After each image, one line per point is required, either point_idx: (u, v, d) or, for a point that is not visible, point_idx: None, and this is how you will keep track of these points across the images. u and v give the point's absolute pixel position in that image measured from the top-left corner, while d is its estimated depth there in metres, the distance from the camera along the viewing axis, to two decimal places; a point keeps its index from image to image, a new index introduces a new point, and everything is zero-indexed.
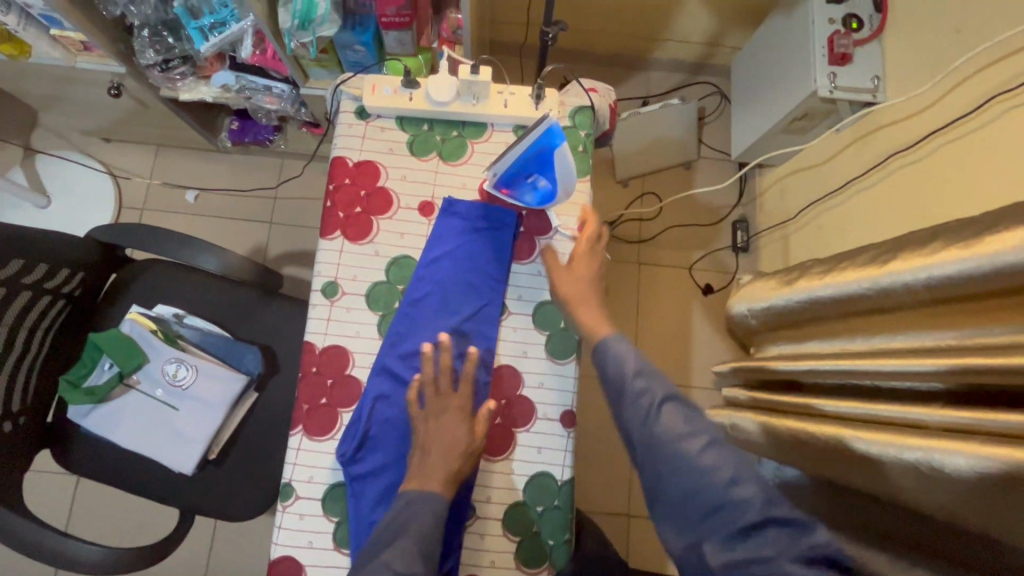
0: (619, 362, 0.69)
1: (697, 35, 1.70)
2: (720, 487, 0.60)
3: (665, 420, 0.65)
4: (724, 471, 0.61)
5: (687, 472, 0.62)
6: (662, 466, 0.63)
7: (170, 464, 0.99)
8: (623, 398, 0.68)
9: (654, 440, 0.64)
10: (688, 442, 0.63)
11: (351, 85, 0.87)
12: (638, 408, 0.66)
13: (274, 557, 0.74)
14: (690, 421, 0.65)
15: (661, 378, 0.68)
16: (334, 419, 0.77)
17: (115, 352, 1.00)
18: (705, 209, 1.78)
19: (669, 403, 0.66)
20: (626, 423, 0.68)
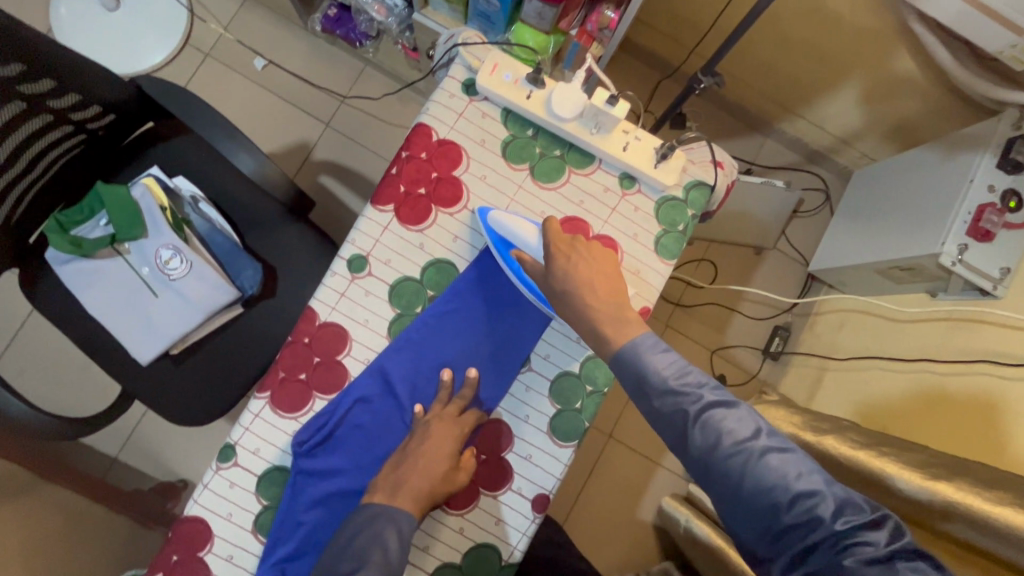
0: (646, 361, 0.60)
1: (835, 126, 1.54)
2: (785, 498, 0.53)
3: (713, 428, 0.56)
4: (792, 480, 0.53)
5: (745, 481, 0.54)
6: (718, 477, 0.56)
7: (128, 347, 0.93)
8: (657, 407, 0.59)
9: (702, 453, 0.56)
10: (745, 450, 0.55)
11: (470, 51, 0.76)
12: (677, 416, 0.58)
13: (187, 513, 0.68)
14: (746, 420, 0.56)
15: (701, 382, 0.58)
16: (305, 400, 0.70)
17: (115, 214, 0.91)
18: (755, 301, 1.67)
19: (714, 408, 0.57)
20: (666, 435, 0.59)
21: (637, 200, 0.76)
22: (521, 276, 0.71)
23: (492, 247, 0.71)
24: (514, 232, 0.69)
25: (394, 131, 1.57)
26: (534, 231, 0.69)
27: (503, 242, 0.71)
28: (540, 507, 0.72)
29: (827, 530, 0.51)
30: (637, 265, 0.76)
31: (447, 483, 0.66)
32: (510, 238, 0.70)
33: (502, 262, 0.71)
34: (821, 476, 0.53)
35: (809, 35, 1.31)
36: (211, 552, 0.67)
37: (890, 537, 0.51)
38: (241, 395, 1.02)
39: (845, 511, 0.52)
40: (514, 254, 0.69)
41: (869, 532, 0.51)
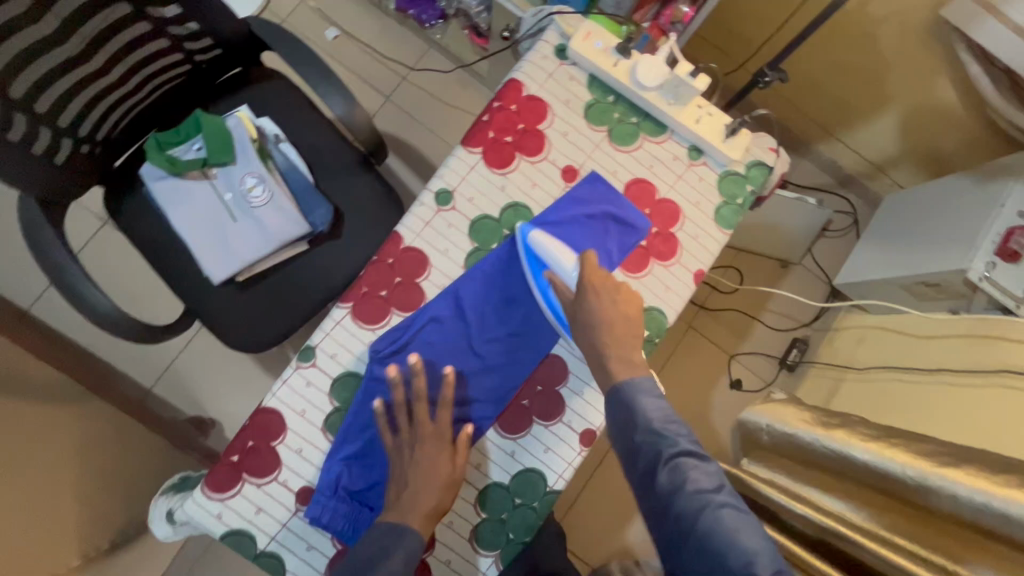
0: (636, 402, 0.66)
1: (871, 152, 1.60)
2: (730, 552, 0.56)
3: (680, 473, 0.61)
4: (742, 538, 0.57)
5: (696, 527, 0.58)
6: (673, 517, 0.60)
7: (203, 265, 1.00)
8: (636, 443, 0.64)
9: (664, 492, 0.62)
10: (704, 498, 0.60)
11: (565, 21, 0.83)
12: (651, 453, 0.63)
13: (263, 405, 0.73)
14: (713, 478, 0.61)
15: (681, 431, 0.64)
16: (383, 315, 0.75)
17: (210, 139, 0.98)
18: (776, 313, 1.73)
19: (685, 456, 0.62)
20: (637, 468, 0.65)
21: (702, 171, 0.83)
22: (546, 296, 0.75)
23: (524, 261, 0.76)
24: (552, 256, 0.74)
25: (451, 112, 1.65)
26: (571, 259, 0.74)
27: (537, 262, 0.76)
28: (589, 441, 0.77)
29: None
30: (697, 231, 0.82)
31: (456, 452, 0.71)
32: (546, 259, 0.75)
33: (532, 279, 0.76)
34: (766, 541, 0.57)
35: (858, 57, 1.39)
36: (283, 444, 0.72)
37: None
38: (295, 327, 1.08)
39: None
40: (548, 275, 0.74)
41: None
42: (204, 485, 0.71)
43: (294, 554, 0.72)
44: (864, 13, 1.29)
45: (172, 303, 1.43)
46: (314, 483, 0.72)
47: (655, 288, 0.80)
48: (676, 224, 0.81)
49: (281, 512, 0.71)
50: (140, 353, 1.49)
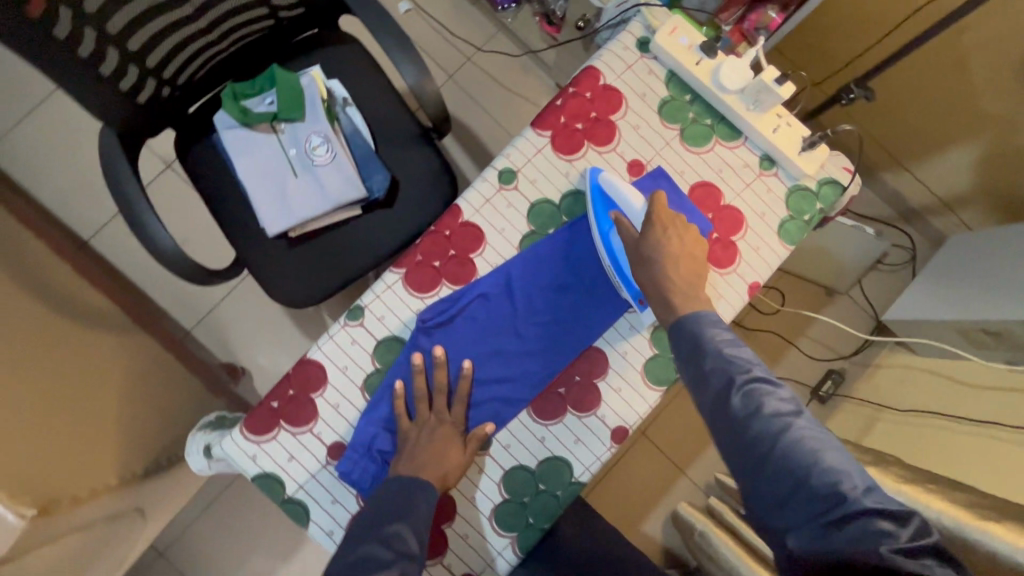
0: (704, 333, 0.65)
1: (941, 187, 1.53)
2: (812, 468, 0.57)
3: (755, 397, 0.61)
4: (824, 456, 0.57)
5: (778, 448, 0.59)
6: (748, 441, 0.60)
7: (261, 216, 1.02)
8: (706, 370, 0.64)
9: (738, 417, 0.61)
10: (783, 420, 0.60)
11: (651, 13, 0.81)
12: (722, 379, 0.63)
13: (308, 357, 0.75)
14: (787, 399, 0.61)
15: (750, 358, 0.64)
16: (433, 285, 0.76)
17: (283, 95, 1.00)
18: (815, 341, 1.68)
19: (758, 382, 0.62)
20: (705, 397, 0.64)
21: (772, 182, 0.81)
22: (608, 241, 0.75)
23: (591, 202, 0.75)
24: (621, 195, 0.74)
25: (510, 98, 1.64)
26: (638, 198, 0.74)
27: (605, 202, 0.75)
28: (620, 438, 0.76)
29: (850, 506, 0.55)
30: (758, 242, 0.80)
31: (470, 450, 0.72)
32: (615, 199, 0.74)
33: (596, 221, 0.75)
34: (849, 460, 0.57)
35: (944, 86, 1.33)
36: (322, 397, 0.74)
37: (913, 533, 0.53)
38: (338, 288, 1.10)
39: (873, 495, 0.55)
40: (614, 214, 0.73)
41: (889, 517, 0.54)
42: (243, 426, 0.73)
43: (319, 505, 0.73)
44: (958, 40, 1.23)
45: (220, 251, 1.47)
46: (346, 440, 0.74)
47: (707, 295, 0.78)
48: (738, 233, 0.80)
49: (312, 463, 0.73)
50: (185, 295, 1.55)
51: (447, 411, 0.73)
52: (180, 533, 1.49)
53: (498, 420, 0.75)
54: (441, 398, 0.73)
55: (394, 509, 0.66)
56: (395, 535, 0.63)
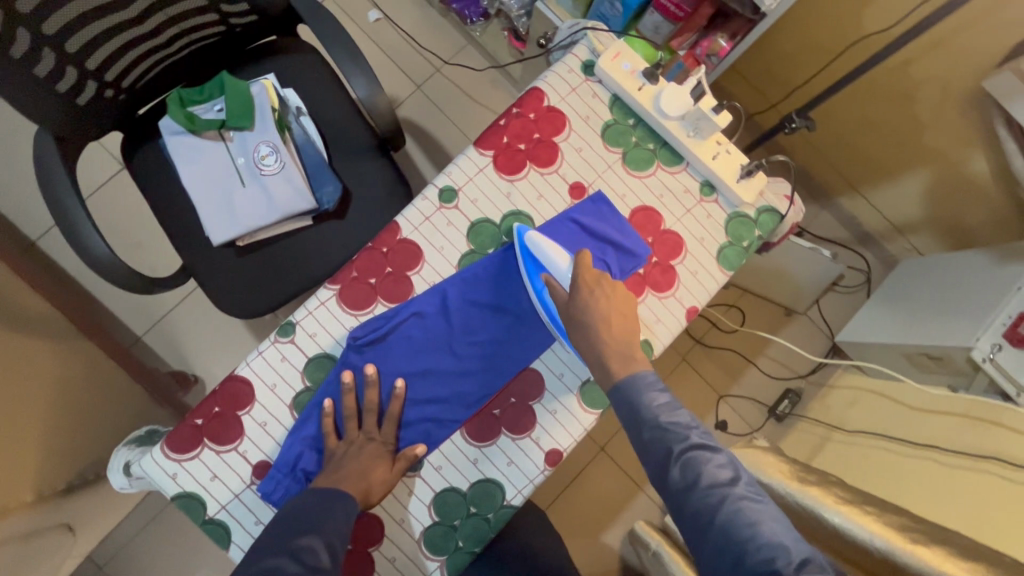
0: (642, 399, 0.64)
1: (894, 213, 1.57)
2: (751, 544, 0.54)
3: (692, 468, 0.59)
4: (764, 530, 0.55)
5: (715, 522, 0.56)
6: (688, 514, 0.58)
7: (205, 224, 1.00)
8: (646, 440, 0.62)
9: (677, 490, 0.59)
10: (720, 491, 0.58)
11: (597, 37, 0.82)
12: (660, 449, 0.61)
13: (236, 373, 0.73)
14: (726, 468, 0.59)
15: (689, 423, 0.62)
16: (368, 302, 0.75)
17: (232, 102, 0.98)
18: (773, 360, 1.70)
19: (696, 449, 0.60)
20: (648, 467, 0.62)
21: (712, 208, 0.82)
22: (542, 299, 0.74)
23: (522, 263, 0.74)
24: (547, 256, 0.72)
25: (477, 111, 1.64)
26: (565, 258, 0.72)
27: (535, 263, 0.74)
28: (553, 461, 0.76)
29: None
30: (697, 266, 0.81)
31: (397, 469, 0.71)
32: (544, 264, 0.73)
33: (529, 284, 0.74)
34: (789, 532, 0.55)
35: (894, 116, 1.36)
36: (248, 415, 0.72)
37: None
38: (286, 299, 1.08)
39: (813, 571, 0.52)
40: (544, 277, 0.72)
41: None
42: (164, 444, 0.71)
43: (241, 526, 0.71)
44: (908, 72, 1.27)
45: (172, 258, 1.44)
46: (272, 459, 0.72)
47: (645, 318, 0.79)
48: (677, 257, 0.80)
49: (235, 482, 0.71)
50: (136, 301, 1.51)
51: (376, 431, 0.72)
52: (122, 544, 1.43)
53: (430, 440, 0.74)
54: (371, 418, 0.72)
55: (309, 522, 0.63)
56: (305, 548, 0.60)
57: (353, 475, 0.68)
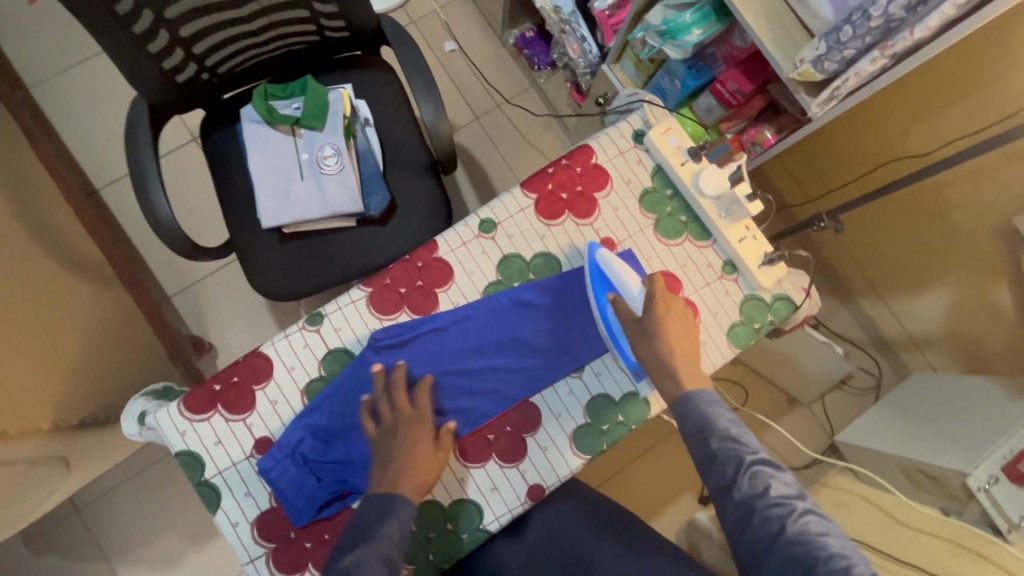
0: (713, 414, 0.70)
1: (912, 325, 1.58)
2: (816, 554, 0.58)
3: (760, 480, 0.64)
4: (830, 541, 0.59)
5: (782, 534, 0.60)
6: (754, 528, 0.62)
7: (260, 207, 1.07)
8: (714, 451, 0.67)
9: (744, 500, 0.64)
10: (786, 504, 0.62)
11: (652, 111, 0.89)
12: (731, 460, 0.66)
13: (260, 349, 0.78)
14: (794, 487, 0.64)
15: (754, 442, 0.68)
16: (394, 309, 0.80)
17: (309, 103, 1.07)
18: (768, 445, 1.71)
19: (763, 465, 0.65)
20: (714, 479, 0.67)
21: (730, 286, 0.86)
22: (605, 314, 0.78)
23: (594, 278, 0.79)
24: (619, 276, 0.76)
25: (527, 150, 1.73)
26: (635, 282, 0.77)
27: (604, 282, 0.79)
28: (534, 497, 0.78)
29: None
30: (706, 339, 0.84)
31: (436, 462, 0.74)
32: (616, 282, 0.77)
33: (597, 300, 0.78)
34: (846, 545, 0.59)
35: (927, 231, 1.41)
36: (262, 390, 0.77)
37: None
38: (318, 291, 1.14)
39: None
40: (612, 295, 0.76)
41: None
42: (181, 401, 0.75)
43: (231, 495, 0.75)
44: (945, 193, 1.32)
45: (217, 230, 1.52)
46: (274, 437, 0.76)
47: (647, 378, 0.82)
48: None
49: (236, 452, 0.75)
50: (176, 264, 1.59)
51: (416, 401, 0.75)
52: (110, 489, 1.49)
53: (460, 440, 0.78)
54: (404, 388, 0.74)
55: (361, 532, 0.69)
56: (361, 557, 0.66)
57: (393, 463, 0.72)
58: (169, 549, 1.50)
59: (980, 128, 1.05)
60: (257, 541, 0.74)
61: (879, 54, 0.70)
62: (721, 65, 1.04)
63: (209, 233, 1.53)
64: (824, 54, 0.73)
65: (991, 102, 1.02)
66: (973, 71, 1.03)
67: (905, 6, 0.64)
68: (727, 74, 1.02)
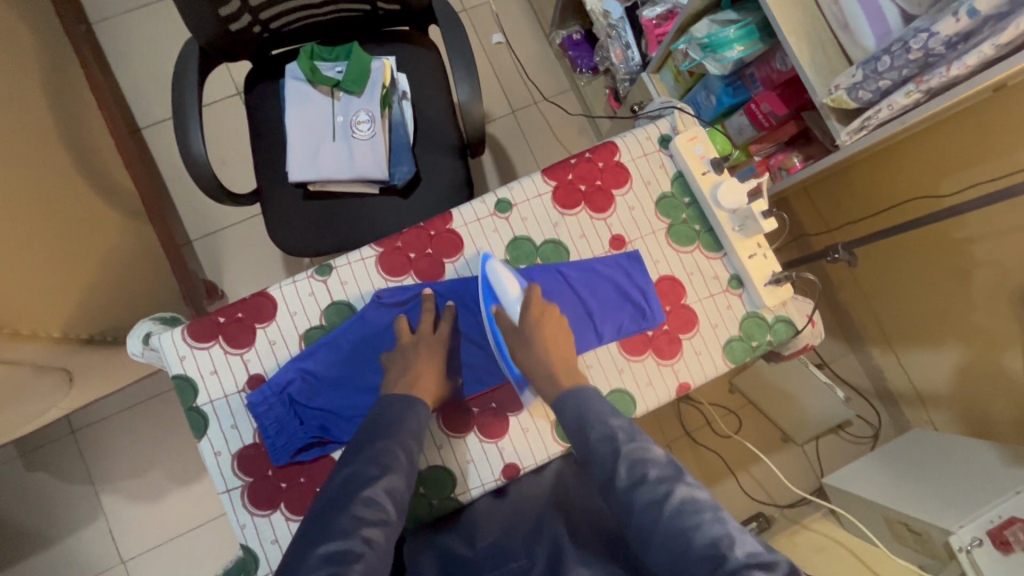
0: (590, 410, 0.70)
1: (919, 380, 1.56)
2: (693, 532, 0.59)
3: (638, 465, 0.65)
4: (704, 518, 0.60)
5: (661, 517, 0.61)
6: (635, 511, 0.63)
7: (290, 161, 1.11)
8: (593, 442, 0.68)
9: (625, 488, 0.64)
10: (663, 486, 0.63)
11: (682, 118, 0.90)
12: (608, 449, 0.67)
13: (267, 290, 0.80)
14: (667, 465, 0.65)
15: (634, 431, 0.68)
16: (401, 272, 0.82)
17: (351, 68, 1.10)
18: (755, 478, 1.69)
19: (641, 451, 0.66)
20: (598, 473, 0.67)
21: (734, 301, 0.86)
22: (495, 332, 0.78)
23: (479, 291, 0.80)
24: (500, 285, 0.78)
25: (557, 151, 1.75)
26: (515, 288, 0.78)
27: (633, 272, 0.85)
28: (507, 476, 0.80)
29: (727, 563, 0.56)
30: (702, 349, 0.84)
31: (446, 383, 0.78)
32: (497, 293, 0.78)
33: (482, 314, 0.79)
34: (719, 517, 0.60)
35: (944, 285, 1.38)
36: (263, 329, 0.79)
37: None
38: (333, 251, 1.17)
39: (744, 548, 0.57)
40: (494, 308, 0.77)
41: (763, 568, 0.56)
42: (185, 328, 0.78)
43: (218, 425, 0.77)
44: (969, 250, 1.29)
45: (247, 183, 1.57)
46: (267, 375, 0.78)
47: (637, 378, 0.83)
48: (687, 332, 0.84)
49: (228, 384, 0.78)
50: (203, 210, 1.64)
51: (430, 334, 0.78)
52: (108, 415, 1.54)
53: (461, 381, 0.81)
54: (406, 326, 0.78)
55: (385, 426, 0.70)
56: (382, 450, 0.67)
57: (415, 368, 0.75)
58: (155, 482, 1.54)
59: (994, 179, 1.05)
60: (235, 473, 0.77)
61: (914, 89, 0.70)
62: (759, 86, 1.05)
63: (238, 185, 1.57)
64: (860, 82, 0.73)
65: (1006, 154, 1.02)
66: (1011, 125, 1.00)
67: (946, 42, 0.64)
68: (763, 95, 1.02)
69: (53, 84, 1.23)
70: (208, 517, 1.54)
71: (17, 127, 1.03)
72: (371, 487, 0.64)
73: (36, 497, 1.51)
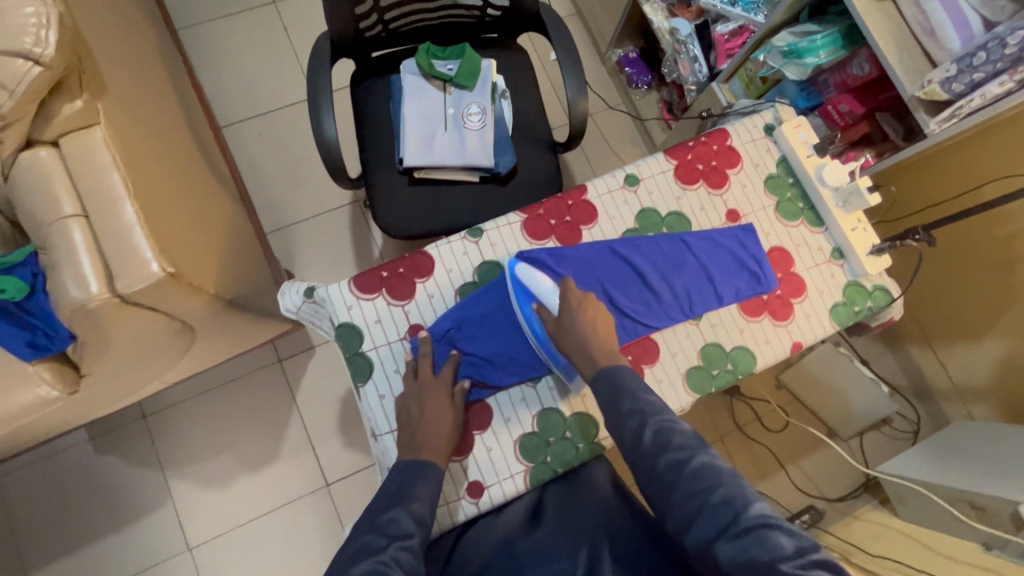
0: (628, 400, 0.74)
1: (958, 375, 1.65)
2: (712, 492, 0.66)
3: (663, 432, 0.71)
4: (725, 483, 0.67)
5: (681, 477, 0.68)
6: (659, 472, 0.70)
7: (404, 148, 1.20)
8: (623, 413, 0.73)
9: (650, 451, 0.70)
10: (686, 451, 0.69)
11: (782, 110, 1.01)
12: (637, 419, 0.72)
13: (423, 249, 0.88)
14: (691, 436, 0.71)
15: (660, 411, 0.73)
16: (542, 236, 0.91)
17: (464, 66, 1.21)
18: (803, 471, 1.75)
19: (667, 423, 0.72)
20: (626, 443, 0.73)
21: (836, 270, 0.95)
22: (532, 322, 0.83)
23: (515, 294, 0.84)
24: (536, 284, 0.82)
25: (612, 160, 1.87)
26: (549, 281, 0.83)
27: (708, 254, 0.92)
28: None
29: (746, 521, 0.64)
30: (811, 311, 0.93)
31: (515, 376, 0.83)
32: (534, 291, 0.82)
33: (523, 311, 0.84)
34: (739, 485, 0.66)
35: (987, 280, 1.49)
36: (422, 284, 0.86)
37: (800, 548, 0.62)
38: (434, 235, 1.25)
39: (762, 509, 0.65)
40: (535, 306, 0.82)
41: (785, 531, 0.63)
42: (351, 281, 0.85)
43: (382, 370, 0.84)
44: (1013, 244, 1.40)
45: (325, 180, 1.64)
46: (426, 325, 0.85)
47: (756, 336, 0.91)
48: (798, 296, 0.93)
49: (391, 333, 0.85)
50: (279, 206, 1.72)
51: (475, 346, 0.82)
52: (179, 401, 1.56)
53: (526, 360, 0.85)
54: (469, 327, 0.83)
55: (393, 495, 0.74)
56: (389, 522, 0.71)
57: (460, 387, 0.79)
58: (221, 469, 1.55)
59: None
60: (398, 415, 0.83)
61: (1008, 79, 0.83)
62: (833, 91, 1.18)
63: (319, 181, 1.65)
64: (954, 76, 0.86)
65: None
66: None
67: None
68: (840, 97, 1.15)
69: (171, 75, 1.31)
70: (272, 506, 1.54)
71: (159, 107, 1.11)
72: (399, 506, 0.72)
73: (102, 481, 1.51)
